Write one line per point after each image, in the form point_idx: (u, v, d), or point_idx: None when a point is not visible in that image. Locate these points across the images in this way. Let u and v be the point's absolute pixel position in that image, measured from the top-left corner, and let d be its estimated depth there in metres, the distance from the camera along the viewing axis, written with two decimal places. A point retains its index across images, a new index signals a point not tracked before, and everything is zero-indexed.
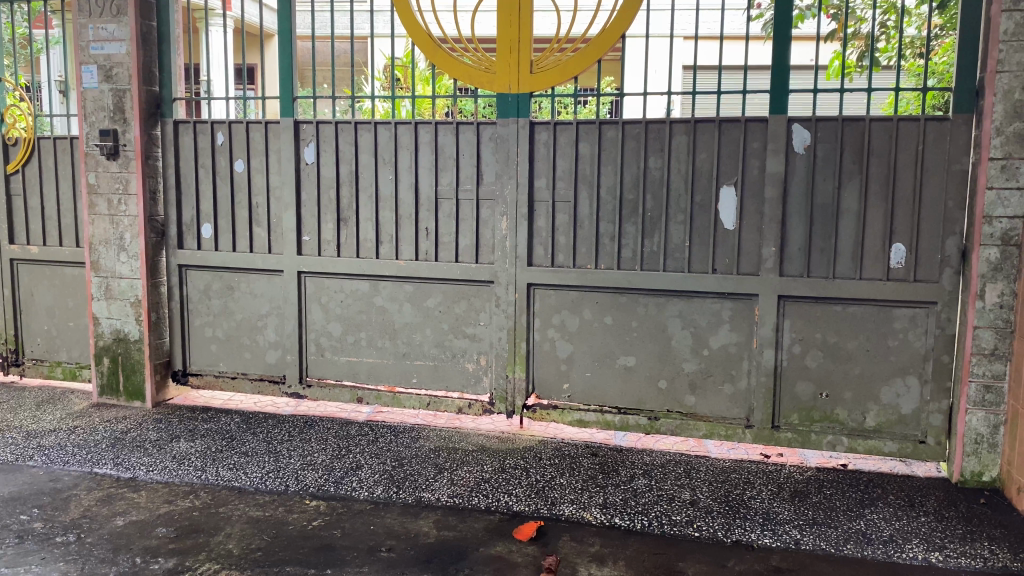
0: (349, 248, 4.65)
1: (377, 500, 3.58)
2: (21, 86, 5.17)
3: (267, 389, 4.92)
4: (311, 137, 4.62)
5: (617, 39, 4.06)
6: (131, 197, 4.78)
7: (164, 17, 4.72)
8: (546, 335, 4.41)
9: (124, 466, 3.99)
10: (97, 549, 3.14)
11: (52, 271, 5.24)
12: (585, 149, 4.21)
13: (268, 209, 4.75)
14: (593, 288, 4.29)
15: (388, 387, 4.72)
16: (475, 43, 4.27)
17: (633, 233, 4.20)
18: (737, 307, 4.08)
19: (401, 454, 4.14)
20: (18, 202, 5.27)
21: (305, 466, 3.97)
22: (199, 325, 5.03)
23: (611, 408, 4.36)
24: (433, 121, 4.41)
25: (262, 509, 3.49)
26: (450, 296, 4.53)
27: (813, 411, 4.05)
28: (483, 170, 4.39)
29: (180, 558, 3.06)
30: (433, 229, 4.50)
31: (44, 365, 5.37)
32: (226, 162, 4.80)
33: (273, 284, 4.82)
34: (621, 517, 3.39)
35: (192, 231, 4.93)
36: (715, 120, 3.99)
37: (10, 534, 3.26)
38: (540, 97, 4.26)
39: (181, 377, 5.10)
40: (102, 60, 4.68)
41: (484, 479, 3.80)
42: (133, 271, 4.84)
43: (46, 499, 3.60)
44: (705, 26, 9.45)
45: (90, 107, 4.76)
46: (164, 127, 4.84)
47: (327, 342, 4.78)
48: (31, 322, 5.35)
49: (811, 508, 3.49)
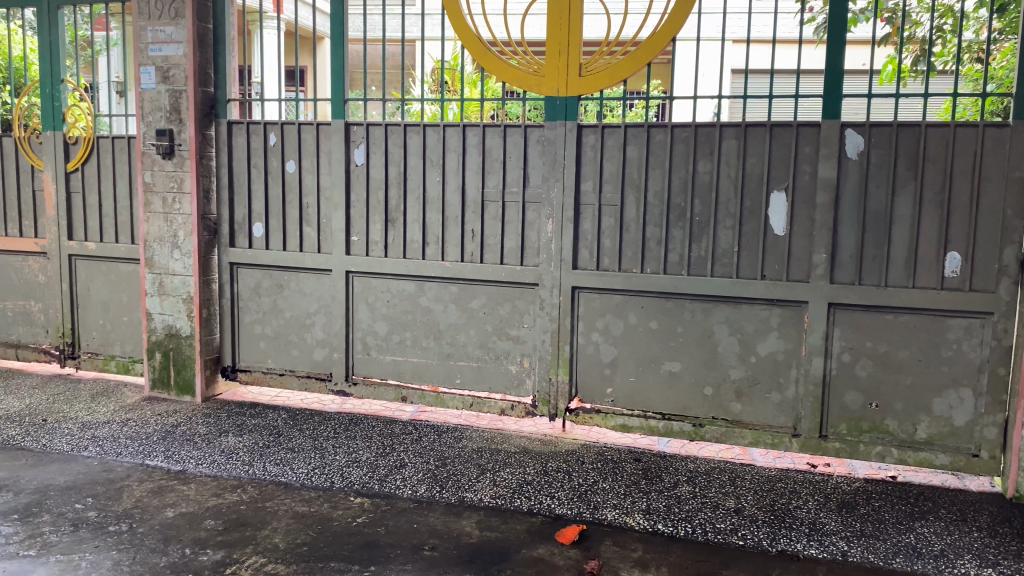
0: (396, 248, 4.70)
1: (420, 499, 3.61)
2: (82, 86, 5.31)
3: (314, 386, 4.99)
4: (361, 139, 4.68)
5: (668, 42, 4.04)
6: (185, 195, 4.88)
7: (220, 19, 4.82)
8: (590, 339, 4.39)
9: (174, 459, 4.08)
10: (148, 539, 3.22)
11: (109, 266, 5.37)
12: (633, 153, 4.20)
13: (318, 210, 4.83)
14: (638, 293, 4.26)
15: (432, 387, 4.75)
16: (524, 46, 4.29)
17: (680, 237, 4.17)
18: (785, 314, 4.03)
19: (444, 454, 4.16)
20: (77, 199, 5.41)
21: (350, 463, 4.02)
22: (249, 322, 5.12)
23: (655, 414, 4.33)
24: (481, 123, 4.44)
25: (308, 505, 3.54)
26: (495, 297, 4.55)
27: (862, 422, 3.97)
28: (530, 172, 4.40)
29: (228, 550, 3.12)
30: (478, 231, 4.52)
31: (98, 359, 5.49)
32: (278, 163, 4.87)
33: (321, 283, 4.89)
34: (664, 523, 3.37)
35: (244, 230, 5.02)
36: (766, 124, 3.95)
37: (66, 522, 3.35)
38: (588, 100, 4.26)
39: (231, 373, 5.20)
40: (159, 61, 4.80)
41: (527, 481, 3.80)
42: (186, 268, 4.94)
43: (99, 489, 3.70)
44: (759, 30, 9.37)
45: (147, 107, 4.89)
46: (218, 127, 4.94)
47: (373, 341, 4.83)
48: (87, 316, 5.49)
49: (859, 520, 3.42)
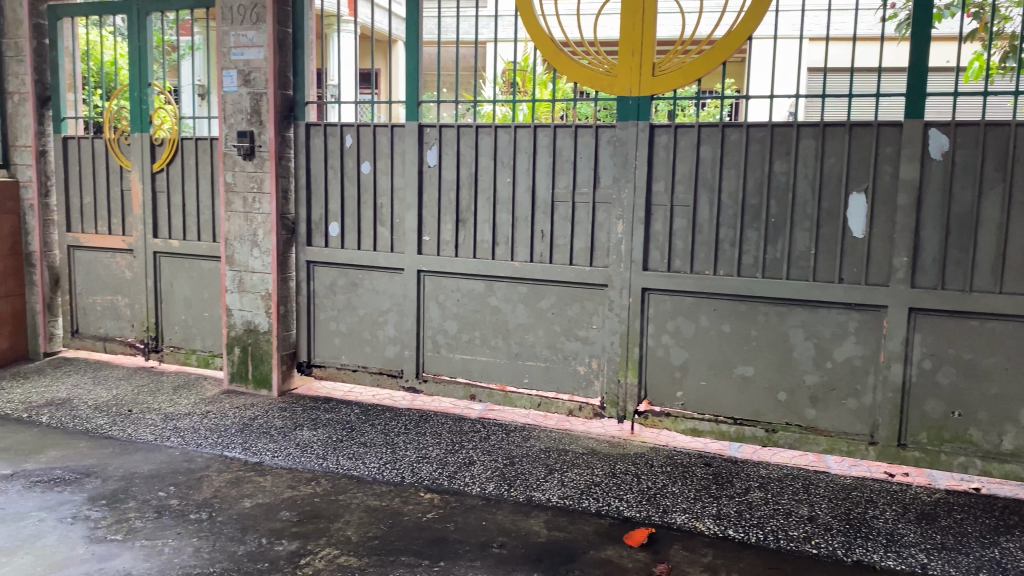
0: (467, 248, 4.75)
1: (488, 496, 3.64)
2: (168, 90, 5.55)
3: (386, 382, 5.08)
4: (434, 141, 4.74)
5: (744, 41, 3.99)
6: (265, 195, 5.02)
7: (299, 23, 4.95)
8: (660, 342, 4.36)
9: (251, 451, 4.20)
10: (227, 527, 3.32)
11: (191, 263, 5.56)
12: (707, 153, 4.15)
13: (391, 210, 4.92)
14: (710, 295, 4.21)
15: (501, 386, 4.79)
16: (597, 46, 4.29)
17: (754, 239, 4.10)
18: (864, 319, 3.93)
19: (513, 452, 4.19)
20: (162, 199, 5.62)
21: (420, 459, 4.08)
22: (324, 319, 5.24)
23: (726, 418, 4.27)
24: (552, 124, 4.45)
25: (379, 499, 3.61)
26: (564, 298, 4.55)
27: (944, 431, 3.84)
28: (601, 173, 4.39)
29: (302, 541, 3.20)
30: (548, 231, 4.53)
31: (180, 353, 5.70)
32: (354, 163, 4.98)
33: (394, 282, 4.97)
34: (735, 529, 3.32)
35: (320, 230, 5.14)
36: (846, 124, 3.86)
37: (150, 509, 3.49)
38: (661, 100, 4.23)
39: (306, 368, 5.32)
40: (241, 65, 4.96)
41: (595, 483, 3.80)
42: (264, 266, 5.09)
43: (181, 478, 3.84)
44: (838, 28, 9.11)
45: (230, 110, 5.05)
46: (296, 129, 5.08)
47: (443, 339, 4.89)
48: (170, 311, 5.70)
49: (939, 532, 3.32)
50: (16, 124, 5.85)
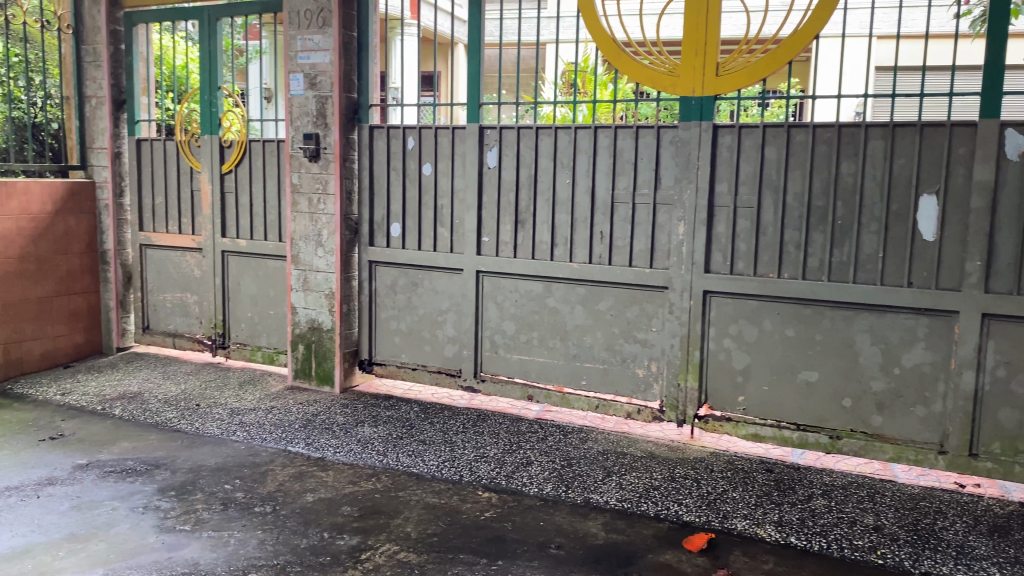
0: (526, 249, 4.76)
1: (546, 497, 3.65)
2: (236, 92, 5.70)
3: (444, 380, 5.13)
4: (494, 142, 4.77)
5: (811, 39, 3.91)
6: (329, 196, 5.12)
7: (363, 27, 5.03)
8: (721, 345, 4.30)
9: (314, 446, 4.29)
10: (290, 521, 3.40)
11: (258, 262, 5.70)
12: (772, 154, 4.08)
13: (452, 211, 4.96)
14: (774, 298, 4.14)
15: (558, 387, 4.79)
16: (659, 46, 4.26)
17: (820, 242, 4.02)
18: (934, 324, 3.82)
19: (570, 454, 4.19)
20: (230, 199, 5.78)
21: (477, 458, 4.11)
22: (385, 318, 5.31)
23: (789, 424, 4.19)
24: (613, 125, 4.44)
25: (438, 497, 3.65)
26: (623, 300, 4.53)
27: (1018, 441, 3.72)
28: (662, 174, 4.36)
29: (363, 536, 3.26)
30: (607, 233, 4.52)
31: (247, 349, 5.84)
32: (415, 165, 5.04)
33: (453, 282, 5.02)
34: (797, 536, 3.27)
35: (382, 230, 5.22)
36: (917, 124, 3.76)
37: (217, 501, 3.59)
38: (725, 100, 4.18)
39: (367, 366, 5.40)
40: (307, 69, 5.07)
41: (654, 486, 3.77)
42: (328, 265, 5.19)
43: (246, 472, 3.94)
44: (910, 24, 8.84)
45: (296, 113, 5.16)
46: (360, 132, 5.16)
47: (501, 339, 4.92)
48: (237, 309, 5.85)
49: (1012, 546, 3.21)
50: (93, 127, 6.08)
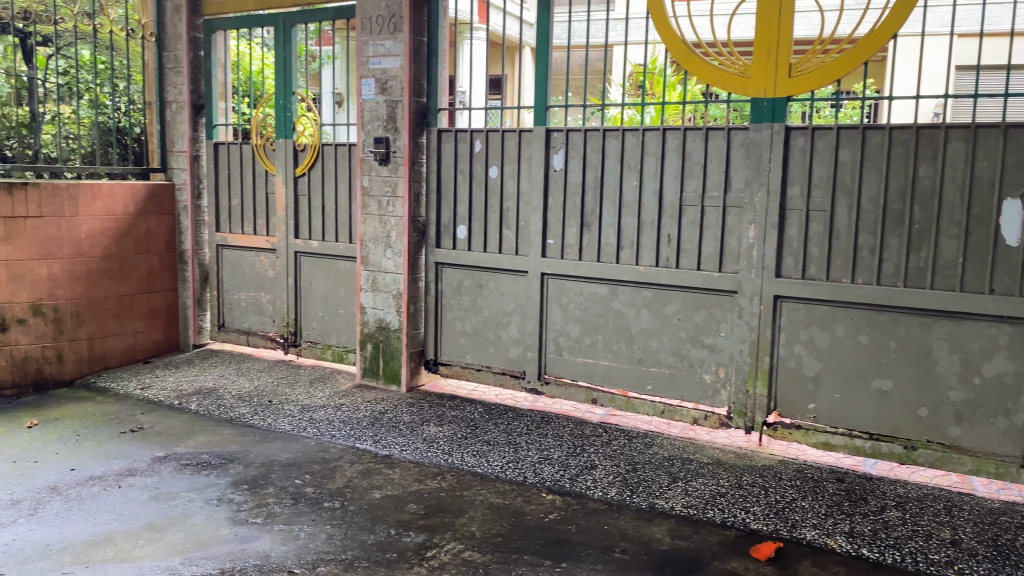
0: (592, 252, 4.76)
1: (611, 501, 3.64)
2: (310, 97, 5.82)
3: (508, 382, 5.16)
4: (560, 145, 4.78)
5: (889, 38, 3.82)
6: (398, 199, 5.20)
7: (433, 32, 5.11)
8: (792, 351, 4.22)
9: (381, 444, 4.36)
10: (358, 517, 3.47)
11: (329, 263, 5.83)
12: (846, 157, 4.00)
13: (518, 213, 4.99)
14: (847, 304, 4.05)
15: (623, 391, 4.77)
16: (729, 47, 4.21)
17: (896, 247, 3.92)
18: (1017, 333, 3.68)
19: (635, 458, 4.16)
20: (303, 201, 5.92)
21: (542, 460, 4.12)
22: (450, 319, 5.37)
23: (861, 433, 4.08)
24: (682, 127, 4.40)
25: (502, 497, 3.67)
26: (691, 304, 4.48)
27: None
28: (732, 176, 4.30)
29: (428, 534, 3.30)
30: (675, 236, 4.48)
31: (317, 347, 5.98)
32: (482, 167, 5.08)
33: (519, 284, 5.04)
34: (869, 548, 3.19)
35: (449, 232, 5.27)
36: (1001, 125, 3.64)
37: (288, 495, 3.69)
38: (797, 101, 4.11)
39: (433, 366, 5.47)
40: (379, 74, 5.16)
41: (720, 493, 3.72)
42: (396, 266, 5.27)
43: (316, 467, 4.03)
44: (995, 21, 8.51)
45: (367, 117, 5.27)
46: (429, 135, 5.23)
47: (566, 342, 4.92)
48: (308, 308, 5.99)
49: None
50: (173, 132, 6.30)
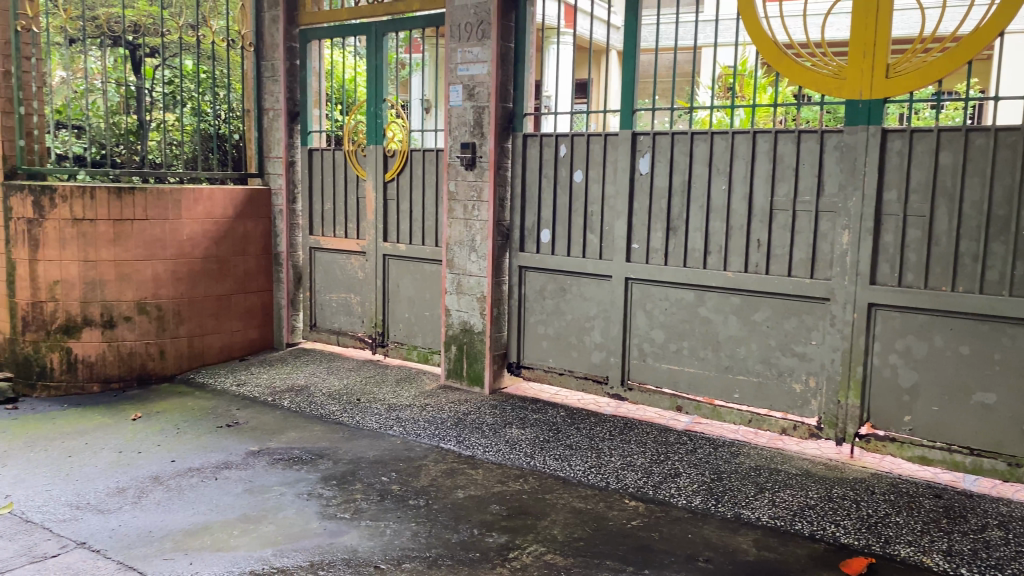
0: (678, 257, 4.71)
1: (695, 510, 3.59)
2: (399, 104, 5.98)
3: (591, 387, 5.16)
4: (647, 148, 4.75)
5: (996, 35, 3.65)
6: (483, 203, 5.27)
7: (521, 38, 5.16)
8: (887, 361, 4.08)
9: (465, 444, 4.42)
10: (442, 515, 3.53)
11: (415, 266, 5.95)
12: (947, 160, 3.84)
13: (602, 218, 4.98)
14: (947, 313, 3.89)
15: (708, 399, 4.71)
16: (823, 47, 4.11)
17: (1001, 253, 3.75)
18: None
19: (720, 467, 4.10)
20: (392, 205, 6.05)
21: (624, 466, 4.10)
22: (533, 322, 5.39)
23: (961, 448, 3.91)
24: (773, 129, 4.31)
25: (585, 502, 3.67)
26: (780, 311, 4.39)
27: None
28: (824, 180, 4.19)
29: (511, 535, 3.33)
30: (764, 241, 4.40)
31: (403, 348, 6.10)
32: (567, 172, 5.09)
33: (603, 289, 5.03)
34: (969, 569, 3.05)
35: (533, 236, 5.31)
36: None
37: (374, 492, 3.78)
38: (895, 103, 3.97)
39: (515, 369, 5.51)
40: (466, 80, 5.24)
41: (809, 505, 3.63)
42: (481, 270, 5.33)
43: (401, 465, 4.12)
44: None
45: (455, 122, 5.35)
46: (515, 140, 5.28)
47: (649, 348, 4.89)
48: (395, 310, 6.12)
49: None
50: (269, 138, 6.54)
